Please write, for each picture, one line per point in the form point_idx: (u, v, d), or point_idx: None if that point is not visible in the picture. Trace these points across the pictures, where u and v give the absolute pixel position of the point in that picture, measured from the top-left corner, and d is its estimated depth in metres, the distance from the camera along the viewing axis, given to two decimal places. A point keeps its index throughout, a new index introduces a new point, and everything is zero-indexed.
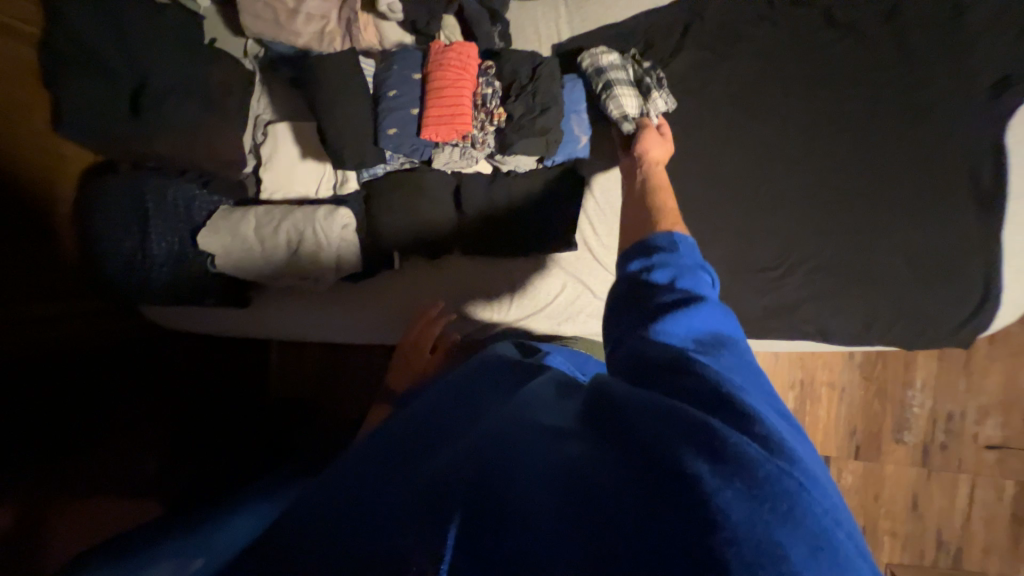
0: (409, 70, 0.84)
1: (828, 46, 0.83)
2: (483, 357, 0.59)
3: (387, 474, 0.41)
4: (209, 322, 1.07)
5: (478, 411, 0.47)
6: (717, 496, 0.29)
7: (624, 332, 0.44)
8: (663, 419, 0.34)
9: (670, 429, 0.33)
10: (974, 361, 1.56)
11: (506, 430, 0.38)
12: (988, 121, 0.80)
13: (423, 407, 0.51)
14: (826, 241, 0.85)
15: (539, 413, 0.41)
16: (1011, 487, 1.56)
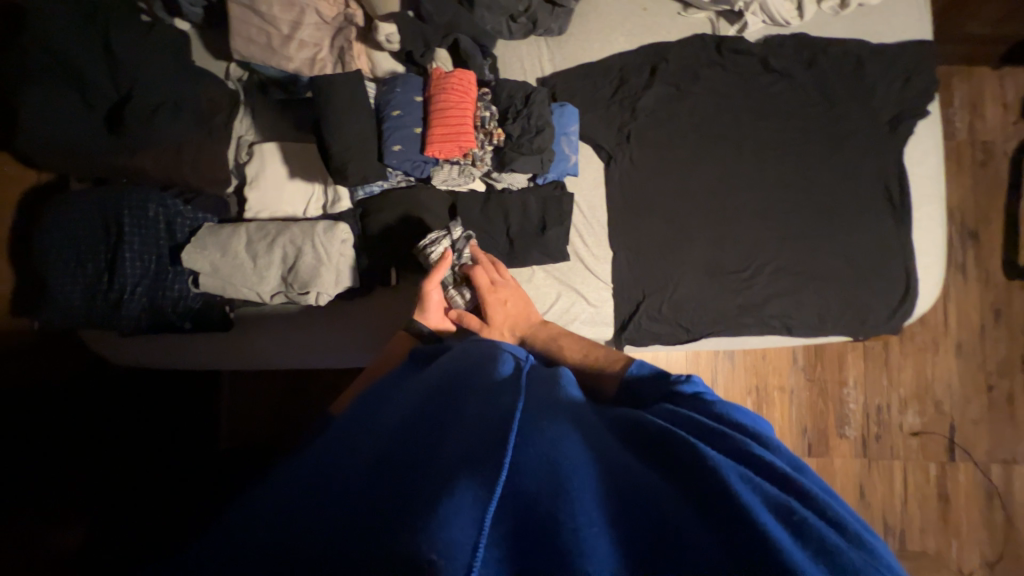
0: (411, 92, 0.90)
1: (768, 87, 1.01)
2: (484, 360, 0.62)
3: (414, 472, 0.43)
4: (175, 347, 1.00)
5: (482, 408, 0.49)
6: (795, 543, 0.36)
7: (670, 405, 0.56)
8: (747, 479, 0.40)
9: (755, 487, 0.40)
10: (891, 358, 1.80)
11: (565, 460, 0.42)
12: (890, 146, 1.00)
13: (435, 407, 0.53)
14: (780, 246, 0.99)
15: (593, 448, 0.45)
16: (934, 469, 1.78)
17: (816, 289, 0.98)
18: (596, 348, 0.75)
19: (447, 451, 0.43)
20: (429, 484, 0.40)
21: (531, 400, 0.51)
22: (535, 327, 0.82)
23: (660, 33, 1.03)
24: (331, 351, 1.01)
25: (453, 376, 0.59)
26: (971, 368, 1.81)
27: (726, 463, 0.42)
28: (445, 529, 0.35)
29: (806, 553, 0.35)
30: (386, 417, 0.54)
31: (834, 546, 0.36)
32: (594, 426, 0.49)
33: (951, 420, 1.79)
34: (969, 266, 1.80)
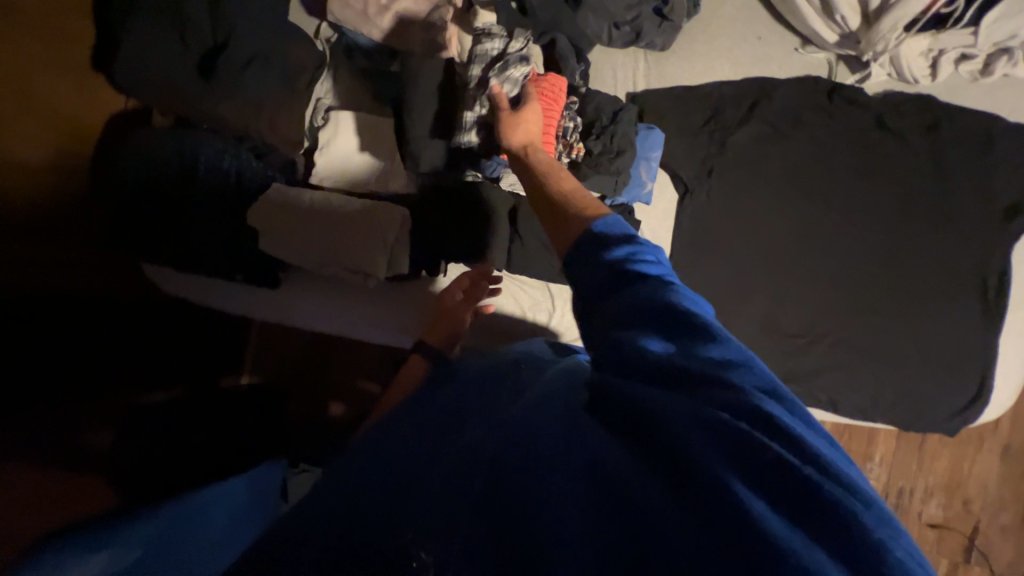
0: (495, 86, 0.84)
1: (875, 146, 0.92)
2: (488, 376, 0.64)
3: (409, 495, 0.44)
4: (223, 293, 1.02)
5: (473, 431, 0.50)
6: (778, 514, 0.32)
7: (620, 320, 0.47)
8: (720, 443, 0.35)
9: (732, 454, 0.35)
10: (926, 445, 1.70)
11: (533, 464, 0.40)
12: (998, 236, 0.90)
13: (442, 428, 0.54)
14: (848, 319, 0.92)
15: (554, 443, 0.42)
16: (945, 566, 1.69)
17: (877, 373, 0.91)
18: (586, 193, 0.64)
19: (443, 467, 0.45)
20: (422, 509, 0.41)
21: (513, 406, 0.51)
22: (540, 153, 0.74)
23: (769, 67, 0.95)
24: (367, 327, 1.02)
25: (456, 399, 0.61)
26: (1013, 473, 1.69)
27: (680, 417, 0.38)
28: (427, 550, 0.36)
29: (766, 501, 0.32)
30: (392, 441, 0.56)
31: (820, 499, 0.32)
32: (560, 414, 0.46)
33: (976, 521, 1.69)
34: None
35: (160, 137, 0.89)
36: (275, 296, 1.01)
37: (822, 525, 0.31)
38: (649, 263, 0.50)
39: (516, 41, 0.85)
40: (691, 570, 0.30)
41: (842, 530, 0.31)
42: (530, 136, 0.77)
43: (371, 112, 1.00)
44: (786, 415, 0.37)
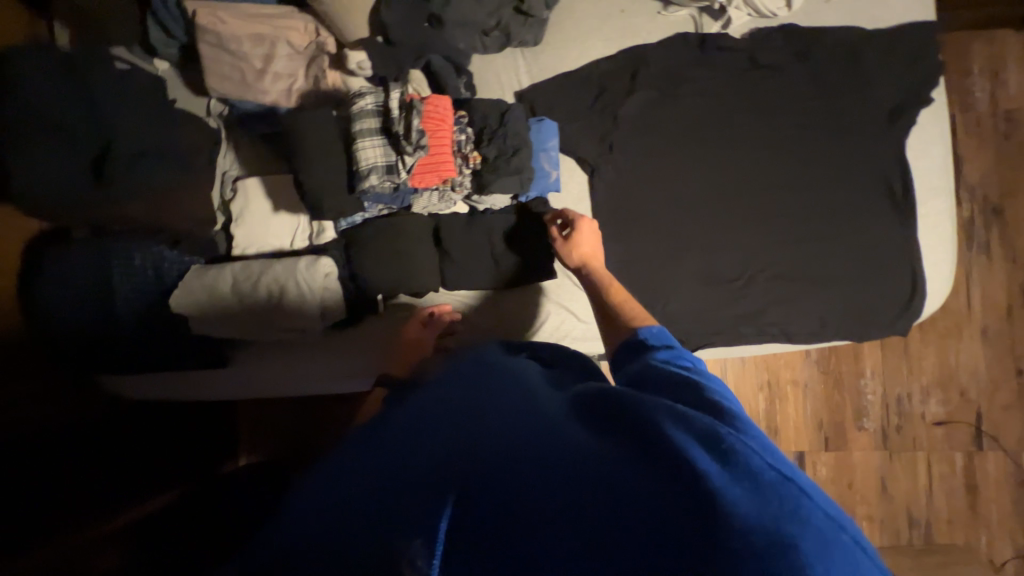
0: (382, 122, 0.82)
1: (757, 83, 0.95)
2: (471, 360, 0.66)
3: (385, 482, 0.44)
4: (179, 384, 1.01)
5: (446, 408, 0.51)
6: (738, 486, 0.39)
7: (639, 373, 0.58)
8: (696, 432, 0.43)
9: (704, 439, 0.42)
10: (910, 347, 1.74)
11: (527, 441, 0.44)
12: (893, 137, 0.93)
13: (418, 404, 0.56)
14: (778, 251, 0.94)
15: (549, 424, 0.46)
16: (961, 459, 1.71)
17: (818, 294, 0.94)
18: (634, 309, 0.75)
19: (422, 451, 0.46)
20: (403, 486, 0.42)
21: (503, 391, 0.54)
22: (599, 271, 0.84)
23: (639, 35, 0.99)
24: (327, 376, 1.02)
25: (433, 382, 0.62)
26: (1000, 353, 1.72)
27: (669, 413, 0.45)
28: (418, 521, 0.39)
29: (739, 489, 0.38)
30: (371, 432, 0.57)
31: (774, 484, 0.39)
32: (557, 404, 0.51)
33: (977, 407, 1.71)
34: (992, 247, 1.73)
35: (67, 249, 0.88)
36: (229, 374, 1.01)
37: (785, 512, 0.37)
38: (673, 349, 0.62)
39: (393, 92, 0.82)
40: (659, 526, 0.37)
41: (804, 520, 0.37)
42: (590, 254, 0.87)
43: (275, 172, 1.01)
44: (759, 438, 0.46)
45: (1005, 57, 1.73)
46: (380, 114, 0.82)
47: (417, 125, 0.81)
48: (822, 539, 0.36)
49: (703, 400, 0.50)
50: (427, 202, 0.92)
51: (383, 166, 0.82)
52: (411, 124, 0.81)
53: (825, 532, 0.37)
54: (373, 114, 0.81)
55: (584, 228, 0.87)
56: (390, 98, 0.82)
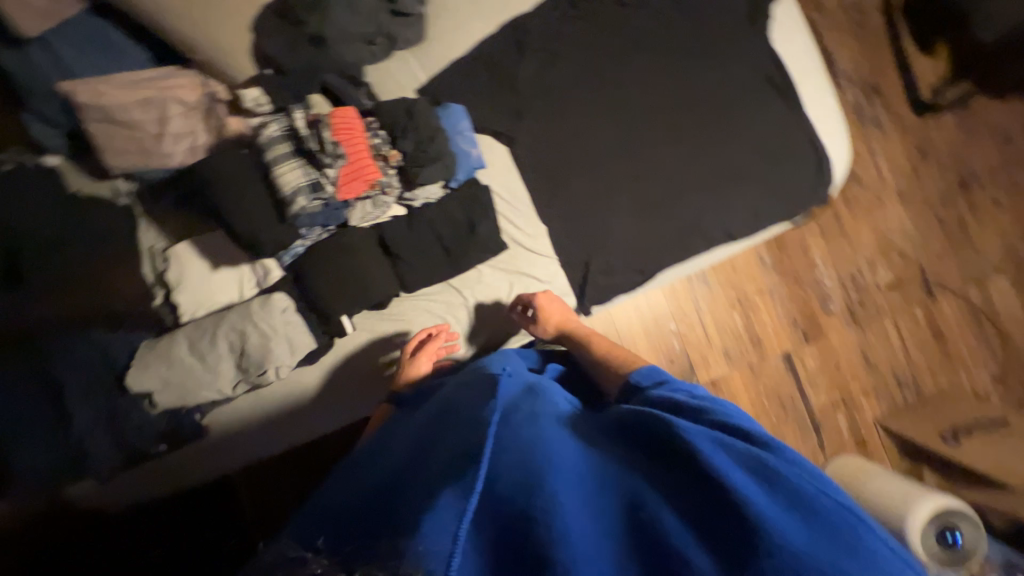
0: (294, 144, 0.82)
1: (629, 24, 1.03)
2: (481, 381, 0.70)
3: (410, 500, 0.47)
4: (162, 471, 0.95)
5: (457, 433, 0.55)
6: (772, 502, 0.40)
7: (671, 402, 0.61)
8: (721, 446, 0.47)
9: (729, 455, 0.46)
10: (846, 227, 1.88)
11: (556, 470, 0.47)
12: (758, 37, 1.03)
13: (444, 427, 0.60)
14: (696, 164, 1.01)
15: (583, 468, 0.50)
16: (920, 312, 1.86)
17: (743, 191, 1.01)
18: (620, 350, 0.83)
19: (440, 469, 0.49)
20: (423, 498, 0.46)
21: (531, 418, 0.57)
22: (578, 328, 0.92)
23: (513, 9, 1.05)
24: (314, 414, 0.98)
25: (459, 403, 0.65)
26: (920, 209, 1.89)
27: (698, 435, 0.48)
28: (435, 514, 0.42)
29: (781, 509, 0.40)
30: (408, 458, 0.60)
31: (806, 495, 0.41)
32: (595, 449, 0.53)
33: (918, 263, 1.87)
34: (882, 120, 1.91)
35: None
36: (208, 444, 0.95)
37: (833, 533, 0.38)
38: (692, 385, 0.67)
39: (295, 114, 0.83)
40: (699, 551, 0.39)
41: (853, 539, 0.38)
42: (563, 315, 0.95)
43: (201, 231, 0.98)
44: (790, 451, 0.47)
45: None
46: (289, 139, 0.83)
47: (330, 138, 0.83)
48: (872, 561, 0.37)
49: (717, 422, 0.54)
50: (362, 213, 0.94)
51: (309, 186, 0.82)
52: (324, 138, 0.82)
53: (867, 548, 0.38)
54: (283, 139, 0.82)
55: (545, 297, 0.96)
56: (295, 121, 0.83)
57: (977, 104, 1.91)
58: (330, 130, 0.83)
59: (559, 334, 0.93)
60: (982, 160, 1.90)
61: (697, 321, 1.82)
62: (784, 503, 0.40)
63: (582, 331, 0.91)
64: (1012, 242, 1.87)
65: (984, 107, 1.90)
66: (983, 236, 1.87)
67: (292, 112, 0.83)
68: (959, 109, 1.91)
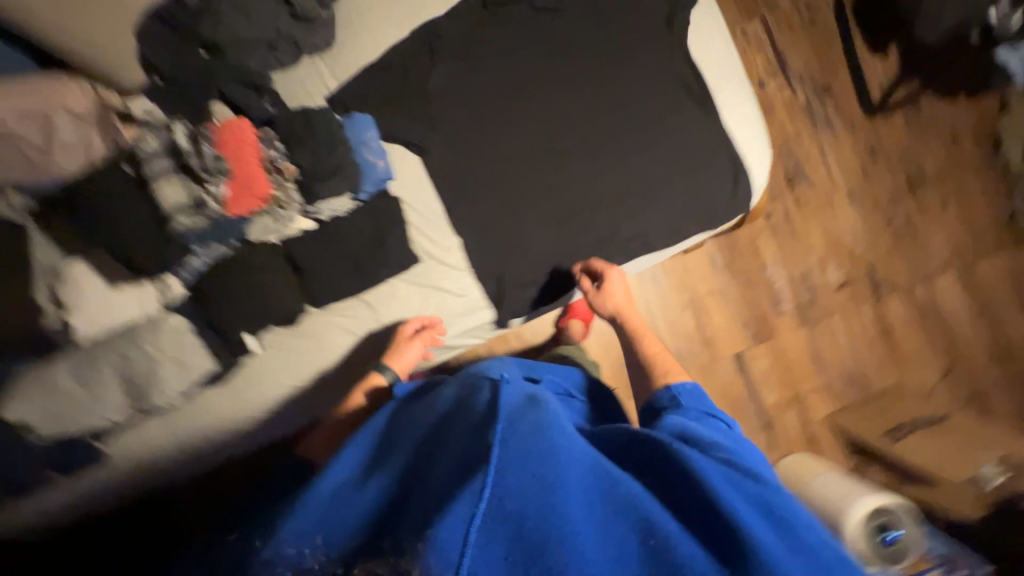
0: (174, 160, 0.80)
1: (546, 27, 1.00)
2: (483, 381, 0.73)
3: (458, 483, 0.50)
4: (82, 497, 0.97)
5: (471, 439, 0.56)
6: (780, 538, 0.48)
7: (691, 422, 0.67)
8: (733, 483, 0.53)
9: (740, 492, 0.52)
10: (797, 228, 1.88)
11: (586, 474, 0.51)
12: (676, 42, 1.00)
13: (464, 425, 0.62)
14: (614, 173, 0.99)
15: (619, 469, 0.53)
16: (869, 312, 1.87)
17: (660, 201, 1.00)
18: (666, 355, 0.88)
19: (474, 465, 0.51)
20: (457, 491, 0.48)
21: (542, 411, 0.59)
22: (626, 310, 0.95)
23: (426, 10, 1.01)
24: (222, 434, 0.96)
25: (470, 403, 0.68)
26: (870, 209, 1.89)
27: (710, 467, 0.54)
28: (455, 511, 0.45)
29: (791, 548, 0.47)
30: (422, 460, 0.61)
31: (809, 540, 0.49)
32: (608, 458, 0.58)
33: (868, 262, 1.88)
34: (833, 119, 1.91)
35: None
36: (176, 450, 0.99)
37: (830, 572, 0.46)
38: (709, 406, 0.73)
39: (175, 127, 0.80)
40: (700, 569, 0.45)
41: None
42: (619, 292, 0.96)
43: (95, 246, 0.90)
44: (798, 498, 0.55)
45: None
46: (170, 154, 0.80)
47: (213, 153, 0.80)
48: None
49: (725, 457, 0.59)
50: (263, 228, 0.90)
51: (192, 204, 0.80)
52: (206, 153, 0.80)
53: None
54: (162, 155, 0.79)
55: (604, 265, 0.97)
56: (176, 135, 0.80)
57: (926, 104, 1.91)
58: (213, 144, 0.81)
59: (612, 316, 0.95)
60: (930, 160, 1.91)
61: (648, 323, 1.81)
62: (787, 546, 0.47)
63: (636, 322, 0.94)
64: (958, 242, 1.89)
65: (932, 107, 1.91)
66: (930, 235, 1.89)
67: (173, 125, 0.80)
68: (908, 108, 1.91)
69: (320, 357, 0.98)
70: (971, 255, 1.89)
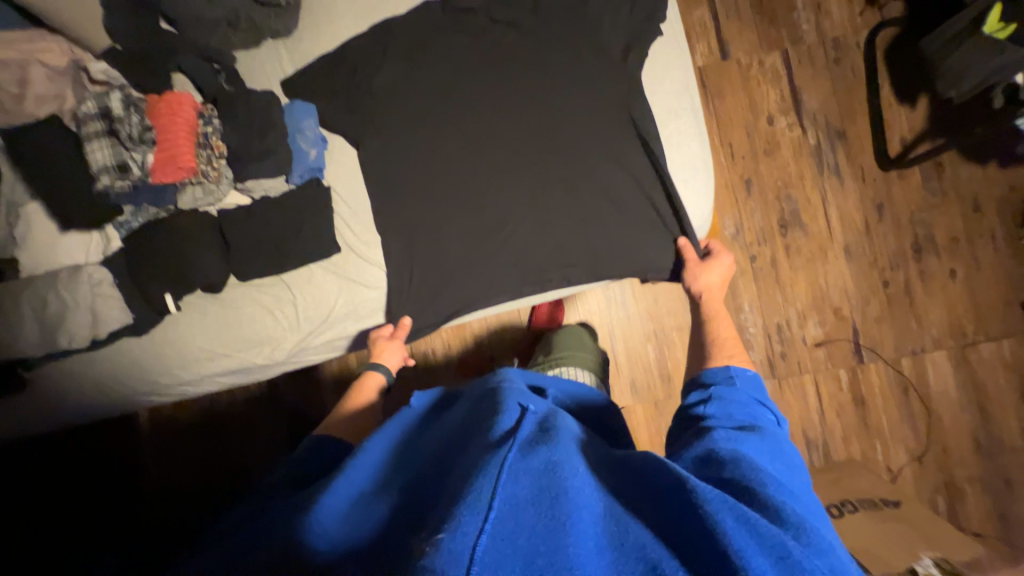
0: (110, 123, 0.91)
1: (500, 39, 1.00)
2: (487, 394, 0.72)
3: (428, 524, 0.51)
4: (13, 432, 1.02)
5: (468, 463, 0.57)
6: None
7: (714, 431, 0.66)
8: (744, 520, 0.49)
9: (751, 528, 0.49)
10: (782, 275, 1.79)
11: (563, 506, 0.49)
12: (627, 70, 0.98)
13: (454, 452, 0.62)
14: (542, 194, 0.98)
15: (610, 505, 0.53)
16: (845, 375, 1.75)
17: (580, 229, 0.98)
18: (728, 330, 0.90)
19: (450, 501, 0.51)
20: (433, 525, 0.49)
21: (534, 437, 0.58)
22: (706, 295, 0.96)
23: (387, 9, 1.03)
24: (142, 387, 1.02)
25: (477, 414, 0.68)
26: (864, 267, 1.78)
27: (717, 502, 0.50)
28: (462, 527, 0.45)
29: None
30: (441, 466, 0.62)
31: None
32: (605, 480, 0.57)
33: (853, 323, 1.76)
34: (842, 167, 1.80)
35: None
36: (169, 365, 1.01)
37: None
38: (765, 405, 0.75)
39: (114, 94, 0.92)
40: None
41: None
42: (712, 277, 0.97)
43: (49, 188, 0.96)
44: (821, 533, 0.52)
45: None
46: (105, 116, 0.91)
47: (146, 121, 0.93)
48: None
49: (746, 479, 0.57)
50: (192, 197, 0.96)
51: (118, 164, 0.91)
52: (141, 121, 0.92)
53: None
54: (98, 116, 0.91)
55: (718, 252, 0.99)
56: (113, 101, 0.91)
57: (950, 164, 1.77)
58: (147, 112, 0.92)
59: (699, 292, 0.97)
60: (945, 226, 1.76)
61: (606, 347, 1.77)
62: None
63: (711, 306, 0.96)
64: (958, 318, 1.75)
65: (957, 171, 1.77)
66: (928, 307, 1.76)
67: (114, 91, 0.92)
68: (929, 168, 1.78)
69: (236, 332, 1.01)
70: (971, 335, 1.74)
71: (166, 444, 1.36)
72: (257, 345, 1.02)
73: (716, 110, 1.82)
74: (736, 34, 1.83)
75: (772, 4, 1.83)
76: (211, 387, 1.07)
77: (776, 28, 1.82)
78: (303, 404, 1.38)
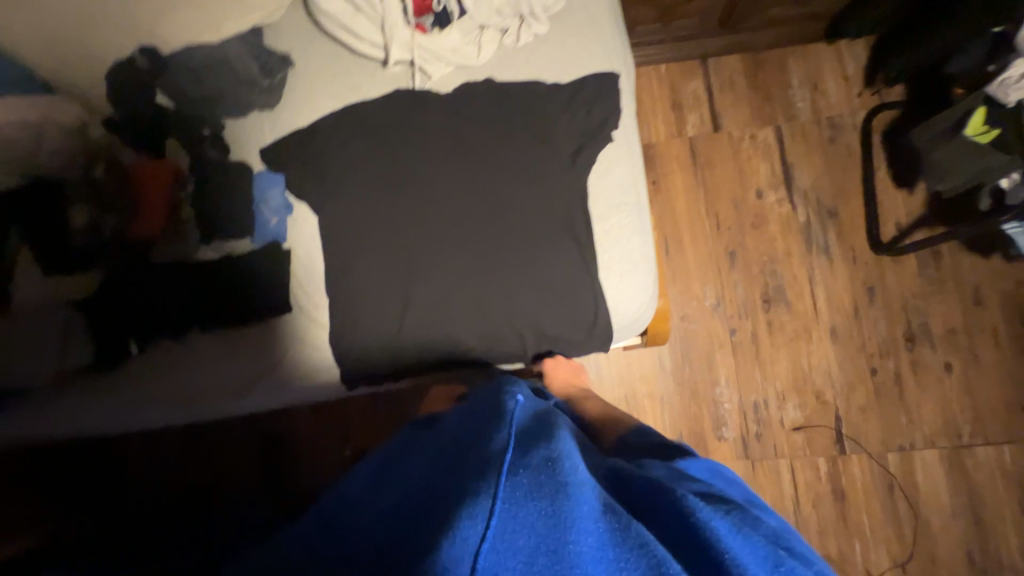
0: (100, 191, 1.09)
1: (459, 125, 1.06)
2: (483, 398, 0.79)
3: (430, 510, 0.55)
4: None
5: (468, 454, 0.62)
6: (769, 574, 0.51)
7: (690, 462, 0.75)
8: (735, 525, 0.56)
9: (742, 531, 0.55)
10: (762, 351, 1.73)
11: (558, 492, 0.54)
12: (572, 163, 1.03)
13: (453, 448, 0.68)
14: (481, 276, 1.01)
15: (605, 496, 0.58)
16: (825, 465, 1.65)
17: (516, 312, 1.00)
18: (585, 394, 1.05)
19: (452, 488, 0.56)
20: (442, 508, 0.54)
21: (526, 438, 0.63)
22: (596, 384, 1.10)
23: (361, 91, 1.12)
24: (113, 416, 1.09)
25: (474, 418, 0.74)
26: (850, 351, 1.70)
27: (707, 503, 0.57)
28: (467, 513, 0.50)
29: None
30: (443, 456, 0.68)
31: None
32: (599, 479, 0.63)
33: (835, 410, 1.68)
34: (832, 246, 1.75)
35: None
36: (126, 404, 1.08)
37: None
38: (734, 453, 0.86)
39: (103, 166, 1.10)
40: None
41: None
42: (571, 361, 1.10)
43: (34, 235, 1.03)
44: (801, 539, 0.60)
45: (822, 69, 1.83)
46: (96, 184, 1.09)
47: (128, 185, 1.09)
48: None
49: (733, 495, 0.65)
50: (167, 249, 1.08)
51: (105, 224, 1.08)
52: (125, 188, 1.09)
53: None
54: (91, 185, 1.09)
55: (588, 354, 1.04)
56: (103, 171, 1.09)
57: (948, 253, 1.70)
58: (128, 179, 1.09)
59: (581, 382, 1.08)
60: (941, 317, 1.68)
61: None
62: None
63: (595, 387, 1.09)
64: (954, 417, 1.64)
65: (956, 260, 1.69)
66: (919, 400, 1.65)
67: (104, 162, 1.10)
68: (926, 255, 1.71)
69: (189, 379, 1.08)
70: (968, 436, 1.62)
71: (141, 463, 1.42)
72: (208, 392, 1.08)
73: (704, 179, 1.82)
74: (729, 107, 1.84)
75: (768, 80, 1.84)
76: (208, 415, 1.12)
77: (771, 103, 1.83)
78: (261, 439, 1.43)
